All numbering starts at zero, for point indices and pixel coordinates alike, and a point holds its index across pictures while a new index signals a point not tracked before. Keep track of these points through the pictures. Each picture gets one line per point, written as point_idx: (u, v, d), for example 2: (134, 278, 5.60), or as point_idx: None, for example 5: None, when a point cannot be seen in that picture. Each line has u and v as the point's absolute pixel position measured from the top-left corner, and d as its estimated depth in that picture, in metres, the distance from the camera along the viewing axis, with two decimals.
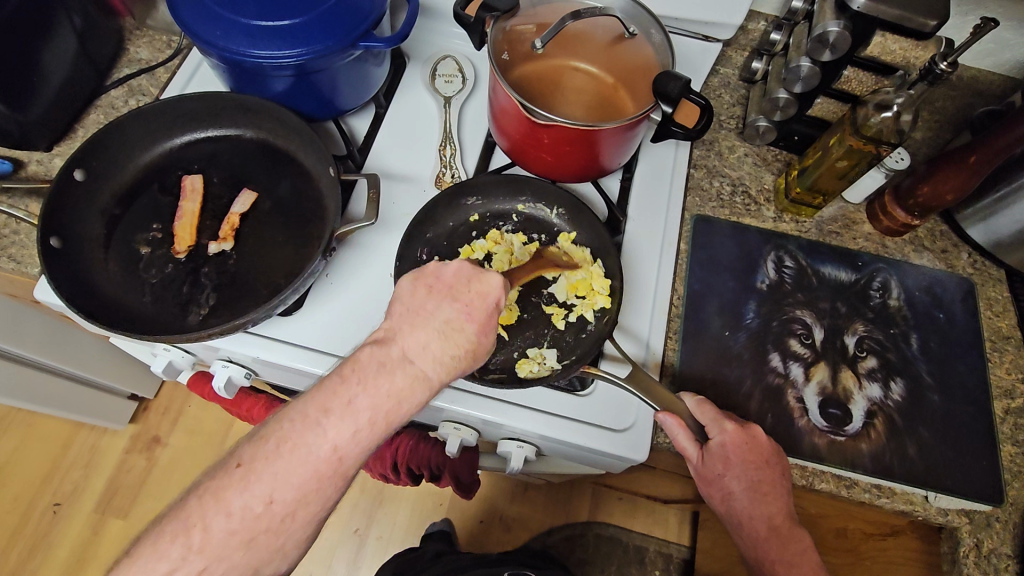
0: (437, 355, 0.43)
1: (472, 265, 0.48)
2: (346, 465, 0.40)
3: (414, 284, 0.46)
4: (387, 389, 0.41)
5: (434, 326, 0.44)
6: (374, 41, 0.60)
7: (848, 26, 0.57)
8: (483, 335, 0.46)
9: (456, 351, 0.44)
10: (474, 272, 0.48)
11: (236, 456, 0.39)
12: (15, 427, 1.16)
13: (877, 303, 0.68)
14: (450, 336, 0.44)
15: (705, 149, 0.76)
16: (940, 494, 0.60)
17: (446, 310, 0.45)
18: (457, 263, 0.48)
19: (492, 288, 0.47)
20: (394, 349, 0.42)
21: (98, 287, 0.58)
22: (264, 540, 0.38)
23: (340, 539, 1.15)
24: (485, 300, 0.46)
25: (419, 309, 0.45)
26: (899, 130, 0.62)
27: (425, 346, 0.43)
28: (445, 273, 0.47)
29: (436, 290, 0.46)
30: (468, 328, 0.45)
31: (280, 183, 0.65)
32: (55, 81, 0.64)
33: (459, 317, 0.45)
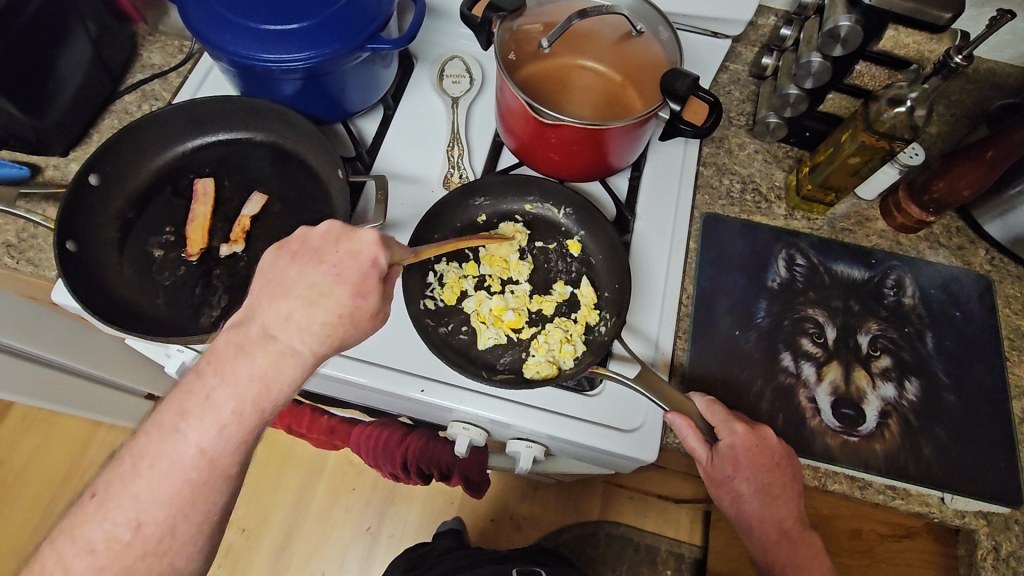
0: (302, 325, 0.43)
1: (345, 225, 0.46)
2: (221, 464, 0.41)
3: (276, 254, 0.45)
4: (247, 374, 0.41)
5: (296, 296, 0.43)
6: (382, 43, 0.60)
7: (860, 20, 0.56)
8: (360, 298, 0.44)
9: (327, 317, 0.43)
10: (344, 233, 0.46)
11: (93, 486, 0.41)
12: (36, 426, 1.19)
13: (891, 301, 0.67)
14: (316, 303, 0.43)
15: (714, 147, 0.75)
16: (957, 496, 0.59)
17: (311, 273, 0.44)
18: (325, 224, 0.46)
19: (365, 245, 0.45)
20: (254, 328, 0.43)
21: (113, 289, 0.59)
22: (143, 565, 0.40)
23: (353, 537, 1.16)
24: (357, 260, 0.44)
25: (281, 278, 0.44)
26: (912, 126, 0.61)
27: (289, 318, 0.43)
28: (312, 237, 0.46)
29: (301, 254, 0.45)
30: (337, 291, 0.43)
31: (290, 186, 0.66)
32: (70, 87, 0.65)
33: (326, 279, 0.44)
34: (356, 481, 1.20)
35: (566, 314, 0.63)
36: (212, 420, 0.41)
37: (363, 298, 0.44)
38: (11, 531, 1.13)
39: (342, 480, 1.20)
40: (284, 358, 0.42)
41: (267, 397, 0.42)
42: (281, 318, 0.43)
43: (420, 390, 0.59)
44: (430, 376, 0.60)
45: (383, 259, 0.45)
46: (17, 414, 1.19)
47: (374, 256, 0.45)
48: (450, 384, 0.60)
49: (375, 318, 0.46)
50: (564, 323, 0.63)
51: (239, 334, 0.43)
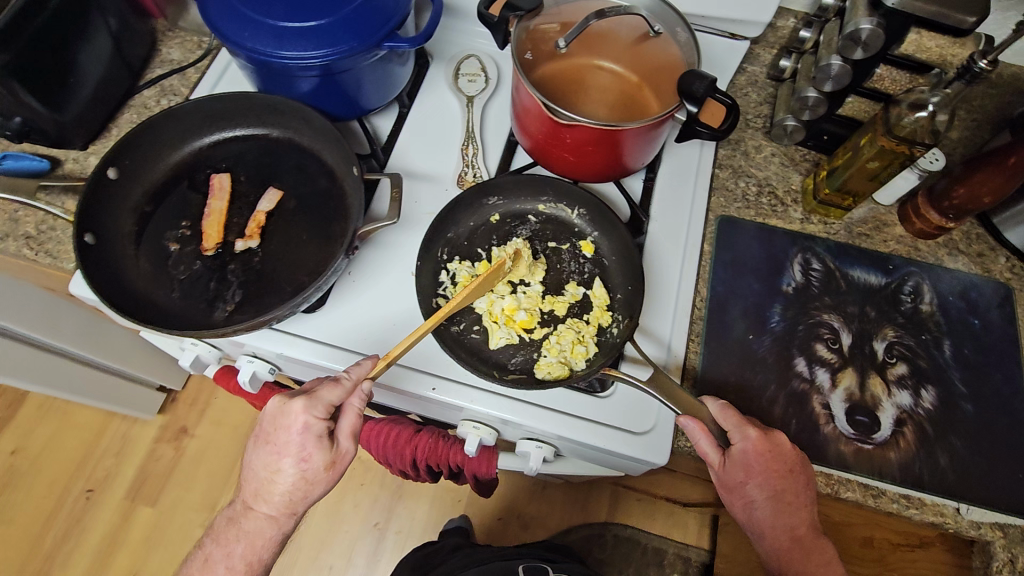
0: (268, 497, 0.53)
1: (278, 401, 0.52)
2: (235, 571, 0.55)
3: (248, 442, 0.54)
4: (237, 535, 0.55)
5: (256, 475, 0.53)
6: (398, 41, 0.60)
7: (882, 23, 0.56)
8: (304, 462, 0.51)
9: (284, 487, 0.52)
10: (277, 413, 0.51)
11: None
12: (51, 415, 1.21)
13: (909, 308, 0.66)
14: (273, 481, 0.52)
15: (731, 149, 0.75)
16: (973, 507, 0.59)
17: (263, 456, 0.52)
18: (267, 406, 0.53)
19: (293, 420, 0.50)
20: (240, 502, 0.55)
21: (130, 282, 0.60)
22: None
23: (361, 533, 1.17)
24: (291, 436, 0.51)
25: (252, 479, 0.54)
26: (934, 130, 0.60)
27: (257, 496, 0.53)
28: (263, 420, 0.53)
29: (256, 438, 0.53)
30: (283, 468, 0.52)
31: (305, 183, 0.66)
32: (90, 82, 0.66)
33: (273, 459, 0.52)
34: (364, 477, 1.20)
35: (579, 315, 0.63)
36: (225, 571, 0.55)
37: (308, 462, 0.51)
38: (24, 520, 1.14)
39: (350, 476, 1.20)
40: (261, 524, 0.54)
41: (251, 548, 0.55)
42: (254, 497, 0.54)
43: (431, 388, 0.60)
44: (441, 374, 0.60)
45: (311, 422, 0.50)
46: (32, 403, 1.21)
47: (303, 424, 0.50)
48: (462, 383, 0.60)
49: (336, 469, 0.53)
50: (576, 324, 0.63)
51: (237, 507, 0.56)
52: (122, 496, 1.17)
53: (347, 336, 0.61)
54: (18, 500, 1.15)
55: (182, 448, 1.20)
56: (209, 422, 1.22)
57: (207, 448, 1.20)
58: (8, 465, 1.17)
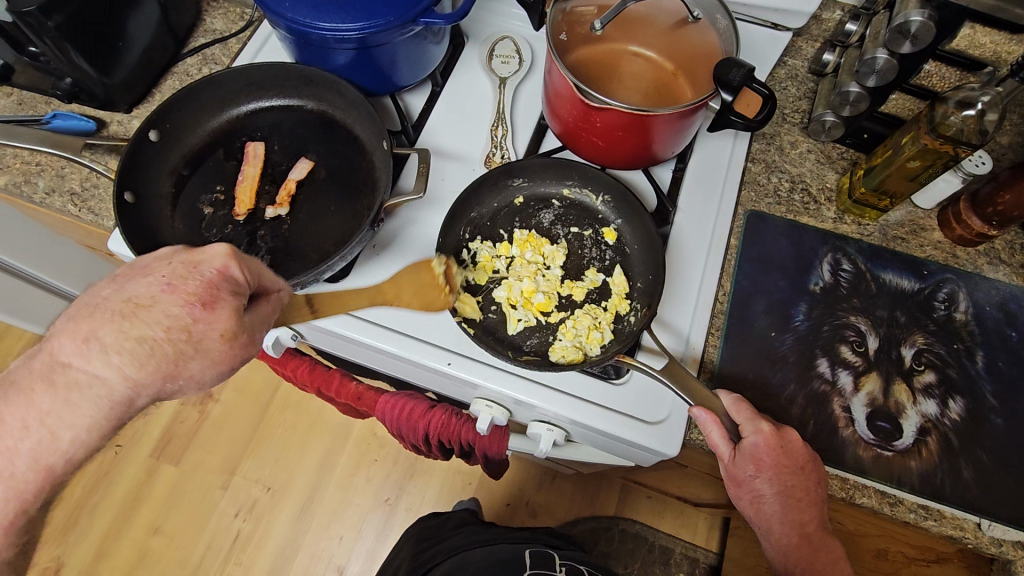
0: (111, 347, 0.35)
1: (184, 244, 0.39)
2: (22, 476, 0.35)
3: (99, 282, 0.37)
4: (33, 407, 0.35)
5: (107, 311, 0.35)
6: (435, 18, 0.61)
7: (932, 16, 0.53)
8: (198, 309, 0.36)
9: (146, 336, 0.35)
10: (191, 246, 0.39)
11: None
12: None
13: (942, 315, 0.64)
14: (134, 317, 0.35)
15: (765, 143, 0.73)
16: (995, 524, 0.56)
17: (135, 287, 0.36)
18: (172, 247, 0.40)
19: (208, 254, 0.38)
20: (46, 354, 0.36)
21: (165, 241, 0.62)
22: None
23: (372, 505, 1.19)
24: (195, 273, 0.37)
25: (86, 320, 0.35)
26: (982, 131, 0.57)
27: (93, 338, 0.35)
28: (146, 258, 0.38)
29: (130, 273, 0.37)
30: (163, 304, 0.36)
31: (336, 155, 0.68)
32: (138, 47, 0.69)
33: (152, 290, 0.36)
34: (378, 453, 1.23)
35: (597, 302, 0.63)
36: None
37: (198, 311, 0.36)
38: None
39: (364, 451, 1.23)
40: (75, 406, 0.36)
41: (54, 436, 0.35)
42: (82, 342, 0.35)
43: (446, 363, 0.60)
44: (456, 350, 0.61)
45: (232, 266, 0.38)
46: None
47: (219, 269, 0.38)
48: (476, 360, 0.60)
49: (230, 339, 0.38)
50: (594, 310, 0.62)
51: (36, 363, 0.36)
52: (148, 453, 1.21)
53: (366, 306, 0.62)
54: None
55: (207, 411, 1.24)
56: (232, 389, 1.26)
57: (230, 412, 1.24)
58: None
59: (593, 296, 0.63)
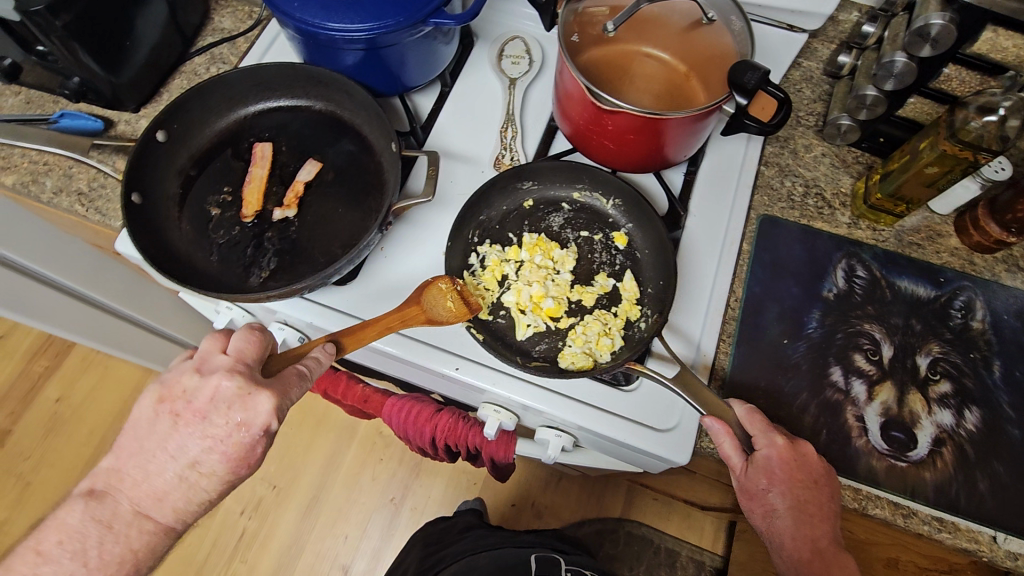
0: (177, 505, 0.47)
1: (236, 388, 0.47)
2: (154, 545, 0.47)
3: (157, 409, 0.48)
4: (117, 552, 0.45)
5: (171, 471, 0.46)
6: (444, 18, 0.60)
7: (954, 19, 0.52)
8: (244, 468, 0.48)
9: (202, 493, 0.47)
10: (238, 397, 0.47)
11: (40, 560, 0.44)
12: (94, 367, 1.27)
13: (958, 323, 0.63)
14: (196, 476, 0.47)
15: (779, 146, 0.72)
16: (1010, 537, 0.55)
17: (196, 447, 0.47)
18: (216, 382, 0.47)
19: (258, 416, 0.46)
20: (118, 502, 0.46)
21: (172, 242, 0.62)
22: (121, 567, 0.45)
23: (377, 505, 1.19)
24: (246, 431, 0.46)
25: (151, 453, 0.47)
26: (1003, 137, 0.57)
27: (162, 498, 0.46)
28: (198, 398, 0.47)
29: (186, 418, 0.47)
30: (217, 470, 0.47)
31: (344, 156, 0.67)
32: (145, 46, 0.68)
33: (207, 453, 0.47)
34: (383, 452, 1.23)
35: (606, 308, 0.62)
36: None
37: (245, 467, 0.48)
38: (61, 465, 1.20)
39: (369, 450, 1.23)
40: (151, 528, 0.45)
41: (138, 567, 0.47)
42: (152, 498, 0.46)
43: (454, 368, 0.59)
44: (465, 355, 0.60)
45: (273, 426, 0.47)
46: (77, 355, 1.27)
47: (263, 428, 0.47)
48: (485, 365, 0.60)
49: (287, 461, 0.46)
50: (604, 316, 0.62)
51: (102, 506, 0.46)
52: None
53: (375, 308, 0.62)
54: (58, 445, 1.21)
55: None
56: None
57: None
58: (52, 412, 1.23)
59: (603, 302, 0.62)
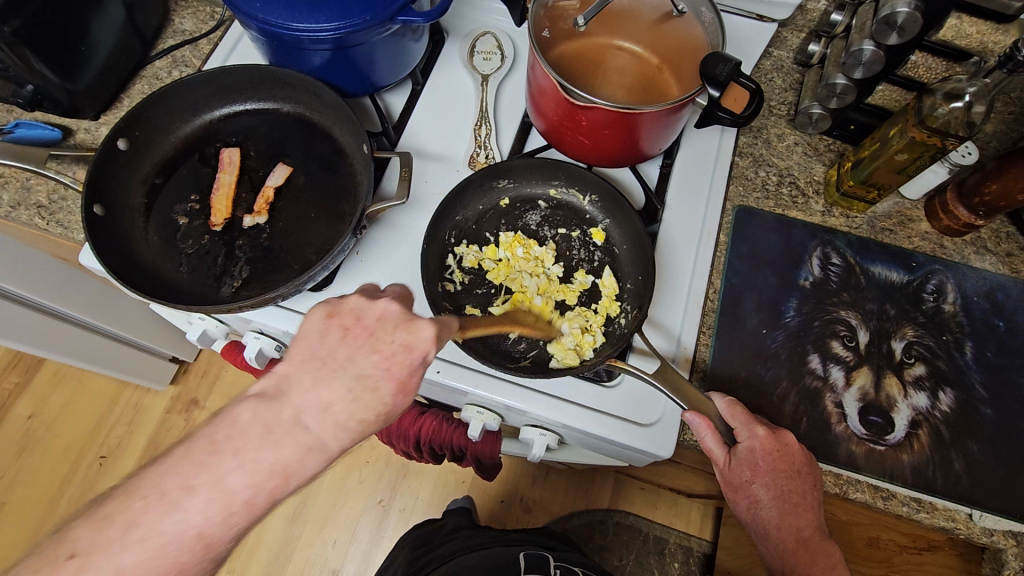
0: (340, 419, 0.37)
1: (402, 310, 0.40)
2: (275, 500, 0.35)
3: (326, 323, 0.39)
4: (270, 461, 0.35)
5: (340, 382, 0.37)
6: (413, 15, 0.58)
7: (919, 6, 0.52)
8: (401, 397, 0.38)
9: (366, 415, 0.37)
10: (403, 320, 0.39)
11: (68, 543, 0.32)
12: (67, 382, 1.23)
13: (930, 307, 0.64)
14: (362, 397, 0.37)
15: (752, 136, 0.72)
16: (986, 514, 0.57)
17: (365, 362, 0.38)
18: (383, 303, 0.40)
19: (421, 340, 0.39)
20: (286, 408, 0.36)
21: (139, 254, 0.60)
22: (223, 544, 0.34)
23: (365, 508, 1.18)
24: (409, 353, 0.38)
25: (324, 362, 0.38)
26: (969, 122, 0.57)
27: (328, 408, 0.36)
28: (367, 314, 0.39)
29: (354, 334, 0.39)
30: (383, 388, 0.38)
31: (314, 159, 0.66)
32: (102, 50, 0.66)
33: (375, 372, 0.38)
34: (370, 454, 1.22)
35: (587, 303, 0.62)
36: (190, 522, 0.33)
37: (405, 398, 0.39)
38: (38, 484, 1.17)
39: (356, 453, 1.22)
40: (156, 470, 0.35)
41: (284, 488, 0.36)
42: (318, 408, 0.36)
43: (436, 371, 0.59)
44: (446, 358, 0.60)
45: (434, 357, 0.39)
46: (49, 370, 1.24)
47: (425, 351, 0.39)
48: (467, 367, 0.59)
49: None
50: (584, 314, 0.62)
51: (269, 409, 0.36)
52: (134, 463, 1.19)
53: None
54: (33, 463, 1.18)
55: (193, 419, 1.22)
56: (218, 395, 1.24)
57: None
58: (24, 429, 1.20)
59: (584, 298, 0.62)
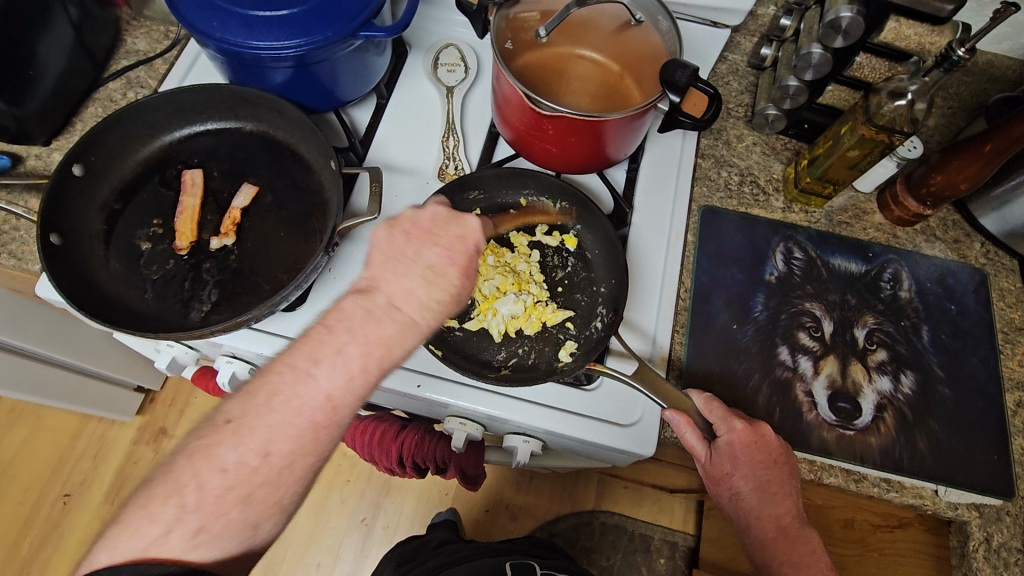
0: (422, 301, 0.42)
1: (449, 210, 0.46)
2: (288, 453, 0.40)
3: (389, 232, 0.45)
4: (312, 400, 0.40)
5: (414, 274, 0.43)
6: (375, 30, 0.58)
7: (861, 11, 0.55)
8: (467, 279, 0.45)
9: (443, 296, 0.43)
10: (451, 217, 0.46)
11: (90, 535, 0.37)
12: (24, 419, 1.17)
13: (888, 294, 0.67)
14: (438, 282, 0.43)
15: (713, 138, 0.75)
16: (950, 489, 0.60)
17: (431, 255, 0.44)
18: (432, 207, 0.46)
19: (472, 231, 0.46)
20: (380, 298, 0.42)
21: (100, 282, 0.58)
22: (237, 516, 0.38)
23: (347, 528, 1.16)
24: (466, 245, 0.45)
25: (400, 256, 0.44)
26: (913, 119, 0.60)
27: (411, 292, 0.42)
28: (422, 218, 0.46)
29: (416, 236, 0.45)
30: (451, 273, 0.44)
31: (281, 178, 0.65)
32: (51, 73, 0.63)
33: (442, 260, 0.44)
34: (350, 473, 1.20)
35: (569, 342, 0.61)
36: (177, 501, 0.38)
37: (471, 279, 0.45)
38: None
39: (335, 473, 1.20)
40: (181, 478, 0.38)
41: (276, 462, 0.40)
42: (405, 291, 0.42)
43: (416, 386, 0.59)
44: (425, 371, 0.60)
45: (484, 244, 0.46)
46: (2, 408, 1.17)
47: (478, 242, 0.46)
48: (448, 380, 0.59)
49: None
50: (565, 352, 0.61)
51: (368, 300, 0.42)
52: (100, 500, 1.14)
53: None
54: None
55: (162, 449, 1.18)
56: (188, 422, 1.20)
57: None
58: None
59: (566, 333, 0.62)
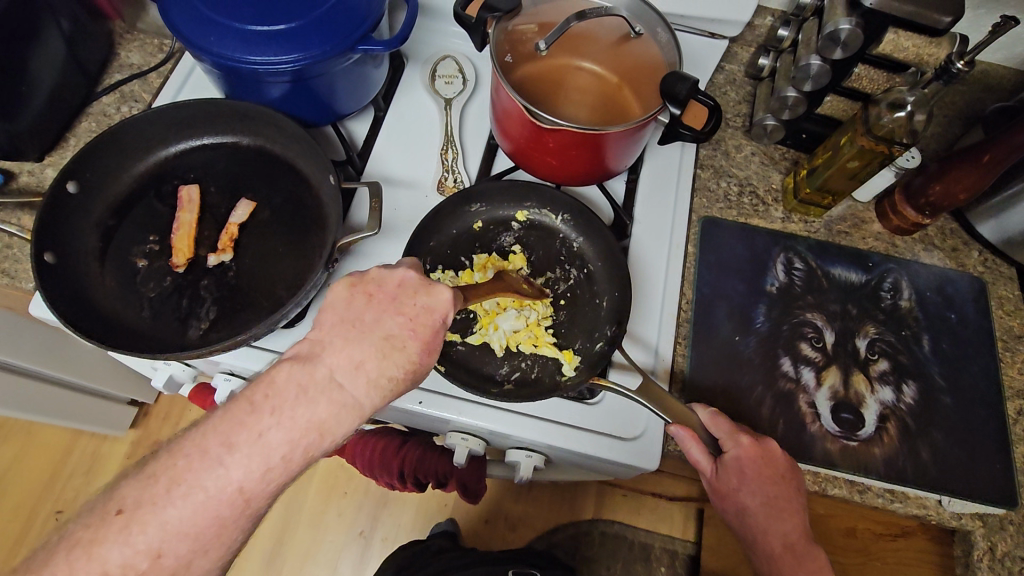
0: (371, 377, 0.42)
1: (419, 277, 0.47)
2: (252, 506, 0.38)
3: (351, 292, 0.45)
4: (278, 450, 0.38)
5: (368, 343, 0.43)
6: (374, 44, 0.58)
7: (860, 23, 0.55)
8: (425, 355, 0.45)
9: (395, 371, 0.43)
10: (422, 284, 0.47)
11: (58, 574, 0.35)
12: (14, 435, 1.15)
13: (889, 304, 0.67)
14: (392, 354, 0.43)
15: (711, 148, 0.75)
16: (954, 499, 0.60)
17: (393, 323, 0.44)
18: (403, 271, 0.47)
19: (439, 303, 0.46)
20: (321, 369, 0.41)
21: (95, 301, 0.57)
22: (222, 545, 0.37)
23: (345, 541, 1.15)
24: (431, 316, 0.46)
25: (355, 321, 0.44)
26: (911, 130, 0.60)
27: (360, 366, 0.42)
28: (388, 282, 0.46)
29: (379, 302, 0.45)
30: (410, 346, 0.44)
31: (279, 193, 0.64)
32: (43, 89, 0.62)
33: (401, 331, 0.44)
34: (348, 485, 1.19)
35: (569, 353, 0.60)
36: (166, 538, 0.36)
37: (428, 355, 0.45)
38: None
39: (333, 485, 1.18)
40: (149, 518, 0.36)
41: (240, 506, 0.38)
42: (351, 366, 0.41)
43: (417, 402, 0.58)
44: (426, 387, 0.59)
45: (450, 320, 0.47)
46: None
47: (445, 313, 0.46)
48: (450, 396, 0.59)
49: (293, 461, 0.39)
50: (568, 364, 0.60)
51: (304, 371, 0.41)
52: None
53: None
54: None
55: None
56: None
57: None
58: None
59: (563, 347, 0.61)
